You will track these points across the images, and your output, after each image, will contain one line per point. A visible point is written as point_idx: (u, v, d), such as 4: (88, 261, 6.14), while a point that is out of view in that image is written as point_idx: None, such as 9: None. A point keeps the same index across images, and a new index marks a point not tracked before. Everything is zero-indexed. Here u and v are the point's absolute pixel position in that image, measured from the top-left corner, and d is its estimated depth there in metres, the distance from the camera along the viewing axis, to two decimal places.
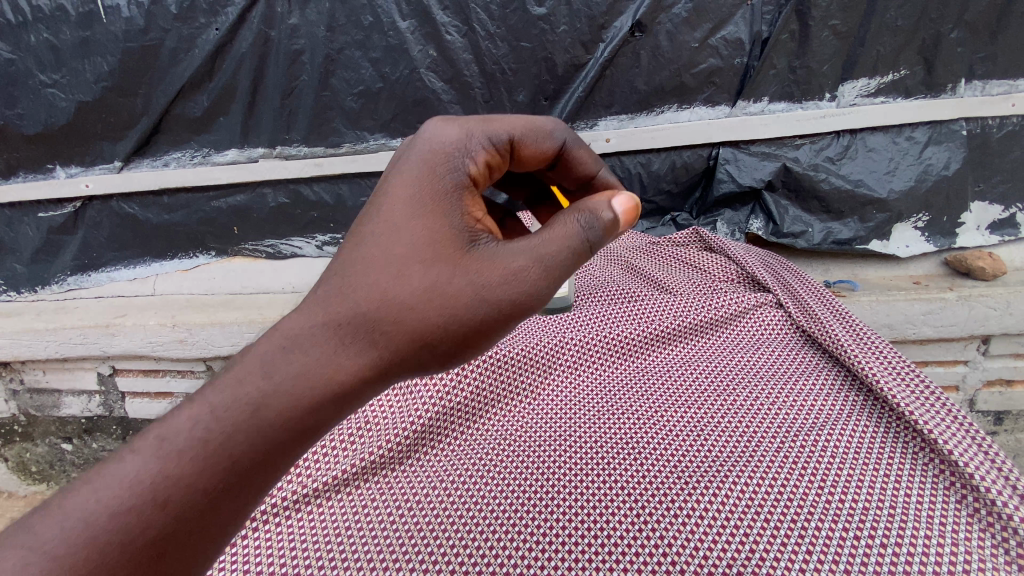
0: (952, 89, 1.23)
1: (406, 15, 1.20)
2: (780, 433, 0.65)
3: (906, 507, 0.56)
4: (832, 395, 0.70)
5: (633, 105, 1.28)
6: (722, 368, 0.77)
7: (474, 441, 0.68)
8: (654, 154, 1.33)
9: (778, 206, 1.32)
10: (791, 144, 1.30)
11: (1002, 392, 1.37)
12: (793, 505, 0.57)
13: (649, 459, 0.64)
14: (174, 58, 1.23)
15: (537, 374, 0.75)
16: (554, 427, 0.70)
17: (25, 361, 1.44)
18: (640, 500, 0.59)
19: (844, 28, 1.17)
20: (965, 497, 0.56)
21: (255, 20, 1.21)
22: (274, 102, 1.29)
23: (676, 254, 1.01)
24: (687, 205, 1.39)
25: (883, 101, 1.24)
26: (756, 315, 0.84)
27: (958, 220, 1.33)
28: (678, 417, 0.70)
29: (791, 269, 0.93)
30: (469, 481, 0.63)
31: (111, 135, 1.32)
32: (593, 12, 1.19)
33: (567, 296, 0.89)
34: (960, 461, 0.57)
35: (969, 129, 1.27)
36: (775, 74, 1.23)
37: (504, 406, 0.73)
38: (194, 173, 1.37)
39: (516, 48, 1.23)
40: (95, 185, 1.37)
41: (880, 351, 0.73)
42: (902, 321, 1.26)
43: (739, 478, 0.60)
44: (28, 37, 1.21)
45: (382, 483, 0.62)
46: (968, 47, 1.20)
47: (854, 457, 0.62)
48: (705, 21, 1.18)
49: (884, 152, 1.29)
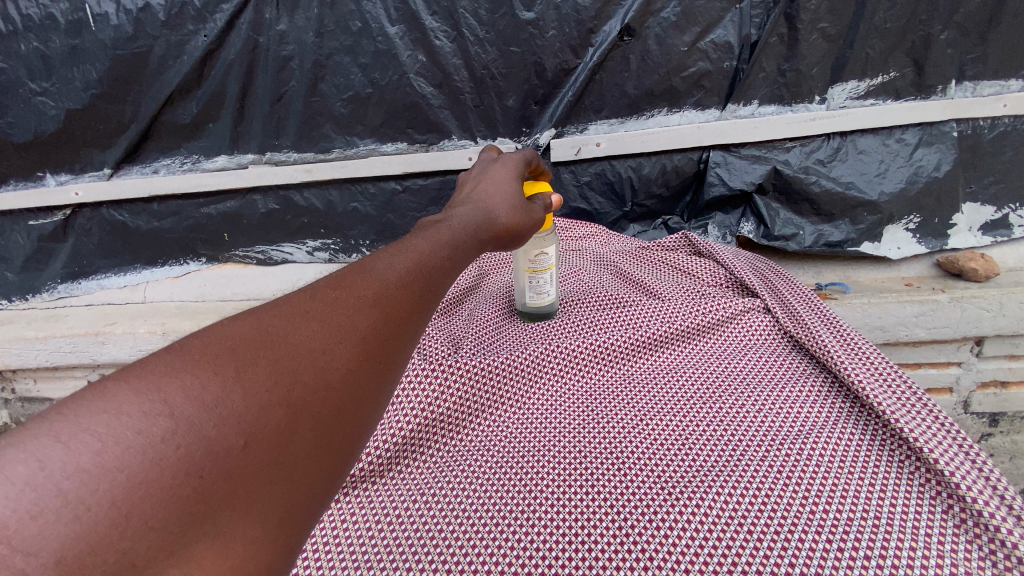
0: (942, 90, 1.23)
1: (394, 21, 1.20)
2: (766, 442, 0.65)
3: (891, 517, 0.55)
4: (818, 402, 0.70)
5: (623, 109, 1.28)
6: (710, 375, 0.77)
7: (458, 452, 0.68)
8: (645, 158, 1.33)
9: (769, 209, 1.32)
10: (781, 147, 1.30)
11: (997, 393, 1.37)
12: (777, 515, 0.56)
13: (634, 469, 0.63)
14: (163, 66, 1.22)
15: (522, 383, 0.75)
16: (538, 437, 0.69)
17: (16, 369, 1.43)
18: (624, 513, 0.58)
19: (832, 30, 1.17)
20: (952, 507, 0.56)
21: (243, 27, 1.20)
22: (264, 108, 1.29)
23: (665, 259, 1.00)
24: (678, 208, 1.39)
25: (872, 103, 1.24)
26: (744, 321, 0.84)
27: (949, 221, 1.33)
28: (663, 425, 0.69)
29: (780, 273, 0.92)
30: (451, 493, 0.62)
31: (101, 142, 1.32)
32: (582, 16, 1.18)
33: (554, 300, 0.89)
34: (946, 470, 0.57)
35: (960, 130, 1.27)
36: (765, 77, 1.23)
37: (489, 415, 0.72)
38: (184, 180, 1.37)
39: (506, 53, 1.22)
40: (84, 193, 1.36)
41: (867, 357, 0.72)
42: (894, 324, 1.26)
43: (723, 488, 0.60)
44: (17, 46, 1.20)
45: (364, 496, 0.62)
46: (959, 49, 1.19)
47: (839, 466, 0.61)
48: (694, 24, 1.18)
49: (875, 155, 1.29)
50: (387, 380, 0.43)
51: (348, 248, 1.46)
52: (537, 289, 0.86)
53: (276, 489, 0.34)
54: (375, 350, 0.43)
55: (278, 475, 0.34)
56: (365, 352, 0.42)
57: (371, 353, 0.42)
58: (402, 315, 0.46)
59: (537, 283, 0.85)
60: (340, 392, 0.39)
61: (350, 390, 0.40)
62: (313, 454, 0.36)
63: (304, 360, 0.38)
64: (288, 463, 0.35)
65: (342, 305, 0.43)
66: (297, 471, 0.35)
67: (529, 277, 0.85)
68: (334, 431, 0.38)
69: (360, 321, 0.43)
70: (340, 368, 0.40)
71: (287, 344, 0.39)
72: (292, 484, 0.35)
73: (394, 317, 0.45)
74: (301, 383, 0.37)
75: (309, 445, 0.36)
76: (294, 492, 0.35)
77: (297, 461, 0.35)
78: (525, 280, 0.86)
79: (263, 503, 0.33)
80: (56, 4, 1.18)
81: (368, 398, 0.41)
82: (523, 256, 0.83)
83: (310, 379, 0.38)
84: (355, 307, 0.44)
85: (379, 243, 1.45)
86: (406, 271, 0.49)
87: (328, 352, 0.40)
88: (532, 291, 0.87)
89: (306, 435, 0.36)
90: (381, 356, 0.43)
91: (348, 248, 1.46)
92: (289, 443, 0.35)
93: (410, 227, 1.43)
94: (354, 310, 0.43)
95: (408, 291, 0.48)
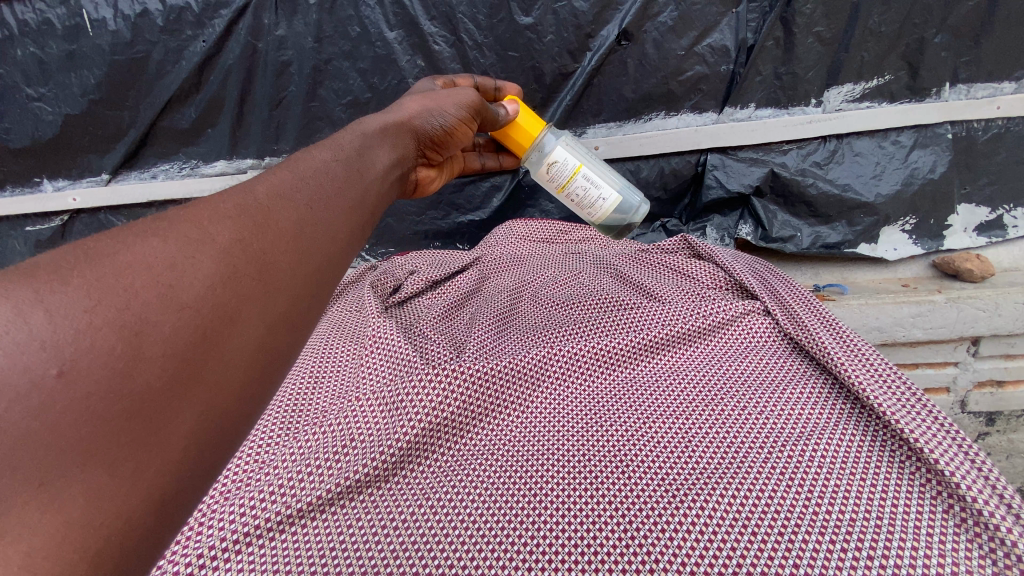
0: (936, 93, 1.24)
1: (393, 26, 1.20)
2: (768, 444, 0.65)
3: (893, 517, 0.56)
4: (818, 403, 0.71)
5: (621, 112, 1.29)
6: (711, 378, 0.77)
7: (463, 457, 0.68)
8: (644, 160, 1.36)
9: (766, 211, 1.34)
10: (778, 149, 1.31)
11: (993, 392, 1.38)
12: (780, 516, 0.57)
13: (638, 473, 0.64)
14: (162, 71, 1.22)
15: (525, 387, 0.75)
16: (542, 441, 0.69)
17: None
18: (629, 516, 0.58)
19: (828, 34, 1.17)
20: (952, 507, 0.56)
21: (242, 32, 1.20)
22: (263, 113, 1.29)
23: (665, 262, 1.01)
24: (677, 211, 1.42)
25: (868, 106, 1.25)
26: (744, 323, 0.84)
27: (945, 222, 1.34)
28: (665, 428, 0.70)
29: (778, 275, 0.93)
30: (456, 498, 0.62)
31: (99, 147, 1.31)
32: (579, 21, 1.18)
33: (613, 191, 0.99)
34: (946, 470, 0.57)
35: (954, 132, 1.28)
36: (761, 80, 1.24)
37: (492, 420, 0.72)
38: (183, 186, 1.37)
39: (504, 58, 1.23)
40: (82, 199, 1.37)
41: (867, 358, 0.73)
42: (892, 325, 1.27)
43: (727, 490, 0.60)
44: (14, 51, 1.20)
45: (368, 501, 0.62)
46: (953, 52, 1.20)
47: (840, 467, 0.62)
48: (691, 29, 1.19)
49: (871, 157, 1.30)
50: (270, 292, 0.49)
51: None
52: (591, 191, 0.97)
53: (154, 421, 0.39)
54: (249, 265, 0.48)
55: (149, 412, 0.39)
56: (235, 268, 0.46)
57: (239, 266, 0.47)
58: (280, 229, 0.52)
59: (585, 186, 0.97)
60: (206, 320, 0.43)
61: (216, 310, 0.44)
62: (197, 376, 0.42)
63: (153, 276, 0.42)
64: (164, 395, 0.39)
65: (205, 215, 0.48)
66: (181, 399, 0.40)
67: (575, 190, 0.98)
68: (219, 342, 0.44)
69: (223, 233, 0.48)
70: (204, 283, 0.44)
71: (147, 276, 0.41)
72: (179, 409, 0.40)
73: (270, 232, 0.51)
74: (152, 305, 0.41)
75: (184, 371, 0.41)
76: (173, 427, 0.40)
77: (183, 386, 0.41)
78: (575, 200, 0.99)
79: (143, 437, 0.38)
80: (52, 10, 1.17)
81: (246, 308, 0.46)
82: (555, 182, 0.98)
83: (163, 298, 0.41)
84: (218, 219, 0.49)
85: (378, 246, 1.46)
86: (281, 190, 0.56)
87: (185, 268, 0.44)
88: (590, 199, 0.99)
89: (175, 362, 0.40)
90: (256, 269, 0.48)
91: None
92: (148, 380, 0.39)
93: (410, 231, 1.43)
94: (217, 221, 0.48)
95: (282, 207, 0.54)
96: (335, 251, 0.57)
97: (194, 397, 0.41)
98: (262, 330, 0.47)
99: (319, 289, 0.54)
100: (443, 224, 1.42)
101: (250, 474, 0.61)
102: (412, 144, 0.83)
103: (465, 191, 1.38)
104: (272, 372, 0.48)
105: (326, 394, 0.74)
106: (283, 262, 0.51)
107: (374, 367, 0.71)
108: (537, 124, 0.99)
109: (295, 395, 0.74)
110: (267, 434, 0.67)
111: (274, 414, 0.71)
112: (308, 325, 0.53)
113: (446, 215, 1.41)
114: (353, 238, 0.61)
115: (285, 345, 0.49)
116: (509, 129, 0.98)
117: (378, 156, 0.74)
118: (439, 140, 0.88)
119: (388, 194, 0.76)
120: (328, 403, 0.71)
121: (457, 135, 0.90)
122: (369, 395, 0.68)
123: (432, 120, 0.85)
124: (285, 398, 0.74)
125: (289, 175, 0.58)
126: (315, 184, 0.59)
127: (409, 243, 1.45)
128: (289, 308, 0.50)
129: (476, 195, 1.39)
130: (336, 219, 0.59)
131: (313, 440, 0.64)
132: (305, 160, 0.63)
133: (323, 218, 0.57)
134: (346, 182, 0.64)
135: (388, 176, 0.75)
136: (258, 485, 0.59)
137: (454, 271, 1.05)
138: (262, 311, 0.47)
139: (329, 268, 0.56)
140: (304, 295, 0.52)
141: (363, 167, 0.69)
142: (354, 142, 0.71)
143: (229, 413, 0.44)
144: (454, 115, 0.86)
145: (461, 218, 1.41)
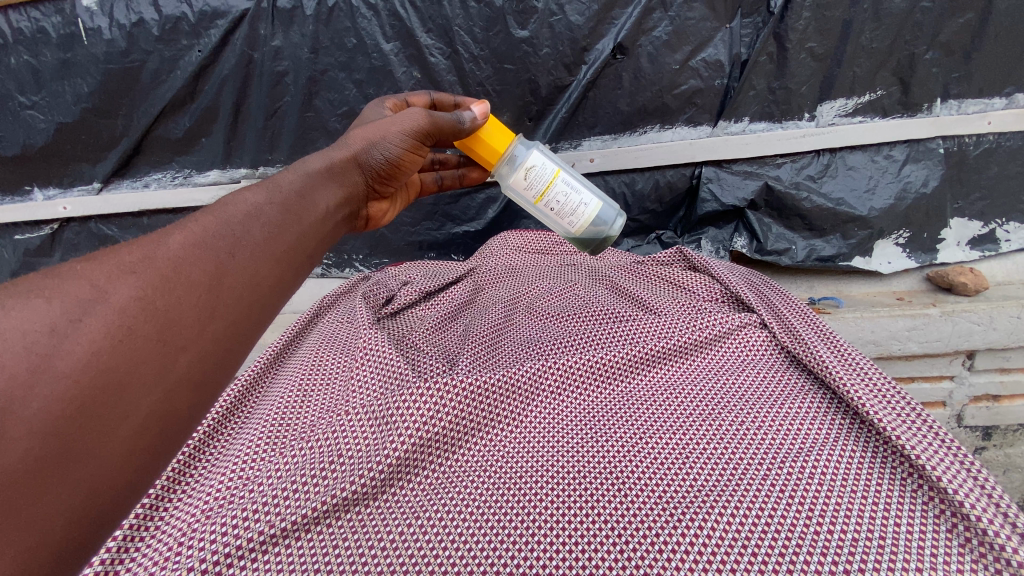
0: (927, 108, 1.25)
1: (389, 38, 1.20)
2: (768, 460, 0.64)
3: (897, 537, 0.55)
4: (818, 419, 0.70)
5: (616, 125, 1.30)
6: (708, 392, 0.76)
7: (455, 473, 0.66)
8: (638, 174, 1.37)
9: (761, 224, 1.35)
10: (773, 163, 1.32)
11: (989, 407, 1.38)
12: (777, 535, 0.56)
13: (634, 491, 0.62)
14: (156, 80, 1.21)
15: (521, 400, 0.74)
16: (535, 457, 0.68)
17: None
18: (625, 534, 0.57)
19: (820, 50, 1.18)
20: (956, 526, 0.55)
21: (238, 43, 1.19)
22: (257, 123, 1.29)
23: (659, 274, 1.00)
24: (672, 222, 1.43)
25: (860, 121, 1.26)
26: (741, 336, 0.83)
27: (938, 236, 1.35)
28: (663, 442, 0.68)
29: (774, 289, 0.92)
30: (446, 516, 0.60)
31: (90, 156, 1.31)
32: (575, 35, 1.19)
33: (592, 198, 0.93)
34: (949, 489, 0.56)
35: (946, 147, 1.29)
36: (755, 95, 1.25)
37: (486, 435, 0.71)
38: (177, 194, 1.37)
39: (500, 70, 1.23)
40: (73, 208, 1.36)
41: (864, 370, 0.72)
42: (888, 338, 1.26)
43: (726, 505, 0.59)
44: (8, 59, 1.19)
45: (356, 520, 0.59)
46: (943, 68, 1.21)
47: (842, 484, 0.61)
48: (686, 43, 1.19)
49: (864, 171, 1.31)
50: (170, 353, 0.50)
51: (342, 263, 1.47)
52: (571, 197, 0.91)
53: (13, 508, 0.41)
54: (148, 325, 0.49)
55: (10, 496, 0.40)
56: (131, 331, 0.48)
57: (135, 328, 0.48)
58: (192, 283, 0.53)
59: (566, 192, 0.90)
60: (86, 388, 0.45)
61: (100, 380, 0.46)
62: (75, 450, 0.44)
63: (29, 345, 0.43)
64: (26, 480, 0.41)
65: (106, 272, 0.50)
66: (49, 480, 0.42)
67: (556, 197, 0.91)
68: (100, 414, 0.45)
69: (121, 293, 0.49)
70: (88, 350, 0.45)
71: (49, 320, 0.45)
72: (49, 489, 0.43)
73: (177, 287, 0.52)
74: (21, 380, 0.42)
75: (55, 449, 0.43)
76: (39, 508, 0.42)
77: (52, 466, 0.43)
78: (555, 209, 0.92)
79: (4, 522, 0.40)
80: (47, 18, 1.16)
81: (138, 372, 0.48)
82: (534, 189, 0.91)
83: (37, 370, 0.43)
84: (119, 276, 0.50)
85: (372, 257, 1.45)
86: (198, 238, 0.56)
87: (67, 335, 0.45)
88: (570, 207, 0.92)
89: (43, 440, 0.42)
90: (155, 328, 0.50)
91: (341, 263, 1.47)
92: (10, 461, 0.40)
93: (405, 241, 1.42)
94: (116, 280, 0.49)
95: (196, 259, 0.54)
96: (257, 302, 0.59)
97: (68, 474, 0.44)
98: (157, 395, 0.49)
99: (241, 337, 0.57)
100: (438, 235, 1.42)
101: (233, 491, 0.59)
102: (358, 179, 0.82)
103: (460, 203, 1.39)
104: (169, 436, 0.51)
105: (314, 407, 0.72)
106: (198, 314, 0.53)
107: (364, 380, 0.70)
108: (505, 137, 0.93)
109: (282, 409, 0.72)
110: (251, 449, 0.65)
111: (260, 428, 0.69)
112: (236, 354, 0.57)
113: (441, 226, 1.41)
114: (282, 280, 0.62)
115: (186, 406, 0.52)
116: (479, 138, 0.92)
117: (323, 194, 0.74)
118: (387, 172, 0.86)
119: (333, 231, 0.77)
120: (316, 417, 0.69)
121: (406, 165, 0.87)
122: (357, 409, 0.66)
123: (377, 152, 0.82)
124: (271, 412, 0.72)
125: (212, 221, 0.59)
126: (241, 229, 0.60)
127: (403, 254, 1.44)
128: (193, 369, 0.52)
129: (471, 207, 1.39)
130: (261, 265, 0.59)
131: (300, 455, 0.62)
132: (234, 202, 0.62)
133: (245, 267, 0.58)
134: (278, 225, 0.63)
135: (330, 215, 0.74)
136: (241, 503, 0.57)
137: (448, 283, 1.04)
138: (158, 374, 0.49)
139: (250, 323, 0.58)
140: (217, 355, 0.54)
141: (303, 211, 0.68)
142: (295, 183, 0.70)
143: (110, 485, 0.47)
144: (400, 145, 0.83)
145: (455, 229, 1.41)
